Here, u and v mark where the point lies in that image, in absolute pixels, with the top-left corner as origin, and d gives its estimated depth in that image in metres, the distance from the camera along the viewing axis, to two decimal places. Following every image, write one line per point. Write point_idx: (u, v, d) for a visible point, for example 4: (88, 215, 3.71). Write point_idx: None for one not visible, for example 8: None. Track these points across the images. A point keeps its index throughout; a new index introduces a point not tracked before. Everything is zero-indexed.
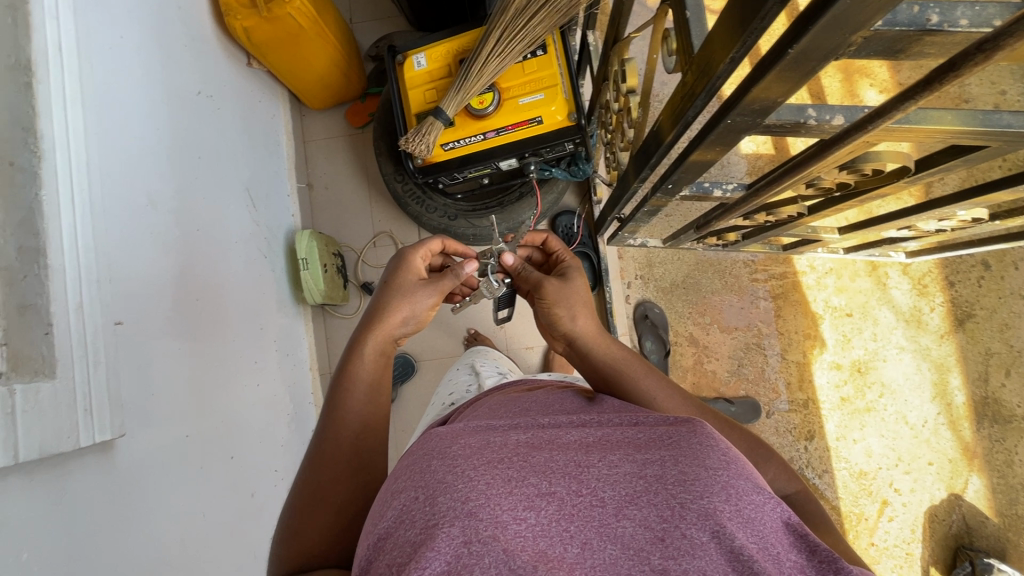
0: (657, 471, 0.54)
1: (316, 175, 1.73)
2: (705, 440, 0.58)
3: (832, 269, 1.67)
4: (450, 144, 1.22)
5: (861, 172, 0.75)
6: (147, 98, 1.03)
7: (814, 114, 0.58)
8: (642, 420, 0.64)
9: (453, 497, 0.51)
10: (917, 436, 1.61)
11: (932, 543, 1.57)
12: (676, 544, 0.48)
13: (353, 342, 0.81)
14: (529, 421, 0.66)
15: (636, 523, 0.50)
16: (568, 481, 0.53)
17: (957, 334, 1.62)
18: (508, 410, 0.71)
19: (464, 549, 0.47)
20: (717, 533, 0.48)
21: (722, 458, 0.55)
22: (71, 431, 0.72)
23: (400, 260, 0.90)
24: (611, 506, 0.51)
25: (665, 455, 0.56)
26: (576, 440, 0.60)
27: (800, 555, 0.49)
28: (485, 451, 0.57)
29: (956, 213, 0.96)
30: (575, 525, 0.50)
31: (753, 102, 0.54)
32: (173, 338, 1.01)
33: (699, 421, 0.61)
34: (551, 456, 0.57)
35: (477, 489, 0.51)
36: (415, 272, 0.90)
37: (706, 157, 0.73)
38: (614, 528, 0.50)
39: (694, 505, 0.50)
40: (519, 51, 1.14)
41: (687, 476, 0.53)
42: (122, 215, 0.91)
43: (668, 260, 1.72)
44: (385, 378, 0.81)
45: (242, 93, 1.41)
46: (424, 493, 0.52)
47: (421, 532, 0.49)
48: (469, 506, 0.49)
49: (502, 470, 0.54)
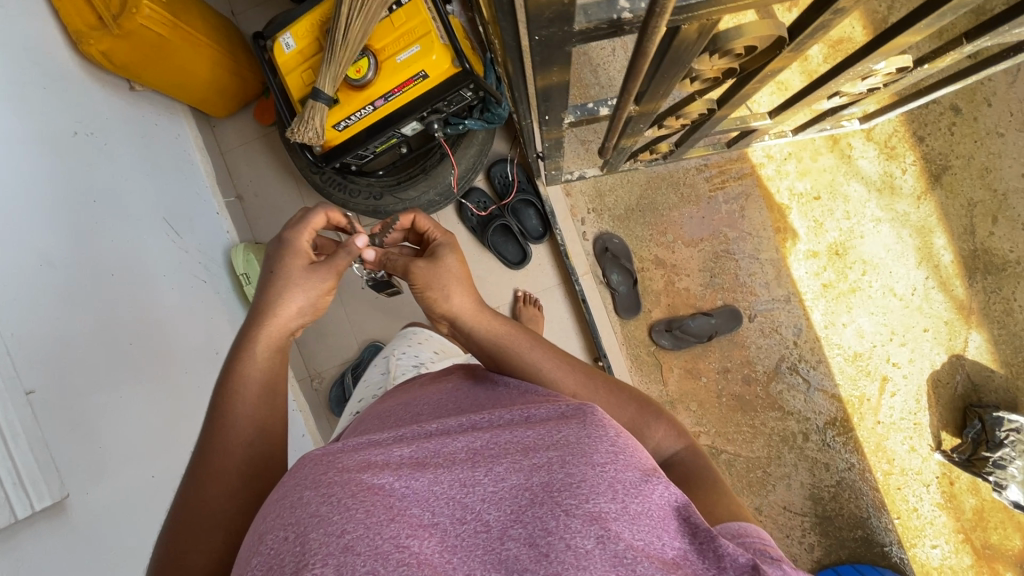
0: (544, 477, 0.47)
1: (243, 185, 1.67)
2: (596, 430, 0.52)
3: (791, 154, 1.56)
4: (341, 122, 1.15)
5: (734, 53, 0.67)
6: (10, 154, 0.99)
7: (625, 5, 0.50)
8: (534, 414, 0.57)
9: (326, 531, 0.41)
10: (908, 306, 1.54)
11: (939, 409, 1.53)
12: (560, 558, 0.41)
13: (242, 341, 0.79)
14: (415, 431, 0.57)
15: (520, 543, 0.43)
16: (450, 508, 0.46)
17: (935, 191, 1.51)
18: (397, 421, 0.65)
19: None
20: (602, 539, 0.42)
21: (611, 450, 0.49)
22: (2, 506, 0.73)
23: (283, 245, 0.84)
24: (496, 530, 0.44)
25: (552, 456, 0.49)
26: (463, 448, 0.52)
27: (683, 539, 0.46)
28: (368, 470, 0.48)
29: (877, 67, 0.87)
30: (458, 557, 0.42)
31: (541, 8, 0.47)
32: (111, 387, 1.01)
33: (591, 408, 0.55)
34: (432, 478, 0.48)
35: (355, 519, 0.42)
36: (303, 255, 0.84)
37: (554, 78, 0.65)
38: (498, 553, 0.42)
39: (578, 510, 0.44)
40: (380, 5, 1.06)
41: (573, 479, 0.46)
42: (10, 282, 0.89)
43: (618, 186, 1.61)
44: (280, 379, 0.81)
45: (133, 121, 1.35)
46: (294, 532, 0.42)
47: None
48: (345, 540, 0.40)
49: (386, 494, 0.45)
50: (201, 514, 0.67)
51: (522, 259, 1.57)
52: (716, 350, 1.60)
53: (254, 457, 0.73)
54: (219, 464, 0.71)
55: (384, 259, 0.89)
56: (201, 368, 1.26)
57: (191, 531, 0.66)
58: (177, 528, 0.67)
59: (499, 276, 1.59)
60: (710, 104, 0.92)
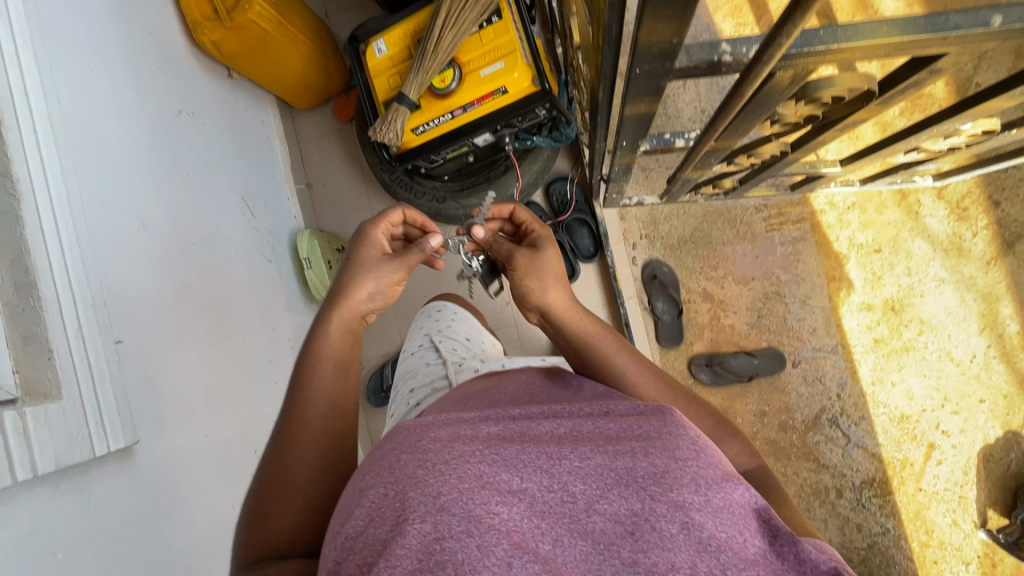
0: (629, 463, 0.51)
1: (314, 175, 1.77)
2: (676, 429, 0.56)
3: (855, 204, 1.54)
4: (420, 127, 1.21)
5: (821, 101, 0.69)
6: (126, 126, 1.09)
7: (728, 49, 0.53)
8: (613, 409, 0.62)
9: (424, 491, 0.46)
10: (965, 373, 1.48)
11: (988, 485, 1.46)
12: (646, 538, 0.46)
13: (320, 321, 0.88)
14: (499, 413, 0.63)
15: (607, 518, 0.47)
16: (539, 476, 0.50)
17: (1006, 259, 1.46)
18: (478, 403, 0.70)
19: (436, 546, 0.43)
20: (687, 525, 0.46)
21: (693, 447, 0.53)
22: (84, 443, 0.80)
23: (361, 237, 0.95)
24: (582, 502, 0.48)
25: (637, 445, 0.53)
26: (547, 432, 0.57)
27: (763, 540, 0.49)
28: (457, 441, 0.53)
29: (961, 128, 0.86)
30: (546, 522, 0.47)
31: (650, 47, 0.50)
32: (183, 348, 1.08)
33: (670, 408, 0.60)
34: (520, 449, 0.52)
35: (449, 483, 0.47)
36: (377, 246, 0.94)
37: (642, 109, 0.68)
38: (585, 524, 0.47)
39: (664, 497, 0.48)
40: (472, 22, 1.11)
41: (658, 468, 0.50)
42: (112, 241, 0.97)
43: (674, 215, 1.63)
44: (353, 358, 0.88)
45: (227, 106, 1.46)
46: (394, 490, 0.48)
47: (392, 529, 0.45)
48: (441, 501, 0.45)
49: (475, 463, 0.50)
50: (286, 478, 0.74)
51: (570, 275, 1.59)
52: (755, 392, 1.58)
53: (330, 429, 0.79)
54: (299, 434, 0.78)
55: (491, 240, 0.97)
56: (260, 341, 1.34)
57: (278, 495, 0.73)
58: (267, 489, 0.74)
59: None
60: (784, 146, 0.92)
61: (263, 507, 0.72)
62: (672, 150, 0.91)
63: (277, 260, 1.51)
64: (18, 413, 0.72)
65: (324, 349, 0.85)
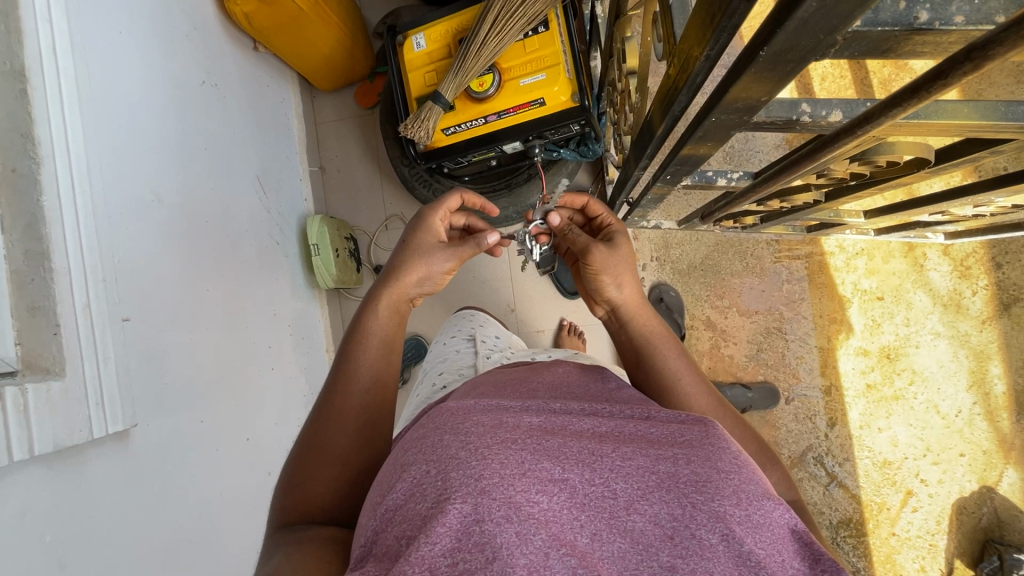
0: (670, 469, 0.53)
1: (328, 158, 1.73)
2: (719, 441, 0.57)
3: (864, 250, 1.56)
4: (451, 128, 1.19)
5: (875, 163, 0.69)
6: (149, 93, 1.04)
7: (809, 109, 0.52)
8: (653, 415, 0.64)
9: (465, 473, 0.50)
10: (949, 426, 1.53)
11: (958, 536, 1.50)
12: (685, 544, 0.48)
13: (370, 297, 0.90)
14: (541, 405, 0.66)
15: (647, 519, 0.49)
16: (580, 469, 0.52)
17: (1001, 320, 1.51)
18: (516, 392, 0.73)
19: (476, 527, 0.46)
20: (727, 537, 0.48)
21: (734, 461, 0.54)
22: (84, 425, 0.77)
23: (419, 220, 0.97)
24: (623, 500, 0.50)
25: (678, 452, 0.55)
26: (589, 428, 0.60)
27: (805, 563, 0.49)
28: (500, 430, 0.57)
29: (993, 199, 0.88)
30: (585, 515, 0.49)
31: (734, 101, 0.49)
32: (187, 328, 1.05)
33: (714, 422, 0.61)
34: (563, 443, 0.55)
35: (490, 468, 0.50)
36: (432, 229, 0.96)
37: (699, 151, 0.68)
38: (624, 521, 0.49)
39: (705, 506, 0.49)
40: (518, 29, 1.09)
41: (699, 476, 0.52)
42: (127, 213, 0.94)
43: (686, 241, 1.64)
44: (397, 337, 0.89)
45: (249, 80, 1.41)
46: (436, 468, 0.52)
47: (432, 505, 0.49)
48: (482, 484, 0.48)
49: (518, 451, 0.53)
50: (327, 449, 0.77)
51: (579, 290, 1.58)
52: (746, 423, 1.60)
53: (369, 407, 0.81)
54: (339, 411, 0.80)
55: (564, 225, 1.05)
56: (263, 322, 1.31)
57: (315, 465, 0.76)
58: (305, 459, 0.77)
59: (553, 301, 1.62)
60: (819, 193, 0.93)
61: (300, 473, 0.76)
62: (711, 188, 0.91)
63: (285, 242, 1.48)
64: (22, 389, 0.69)
65: (371, 324, 0.87)
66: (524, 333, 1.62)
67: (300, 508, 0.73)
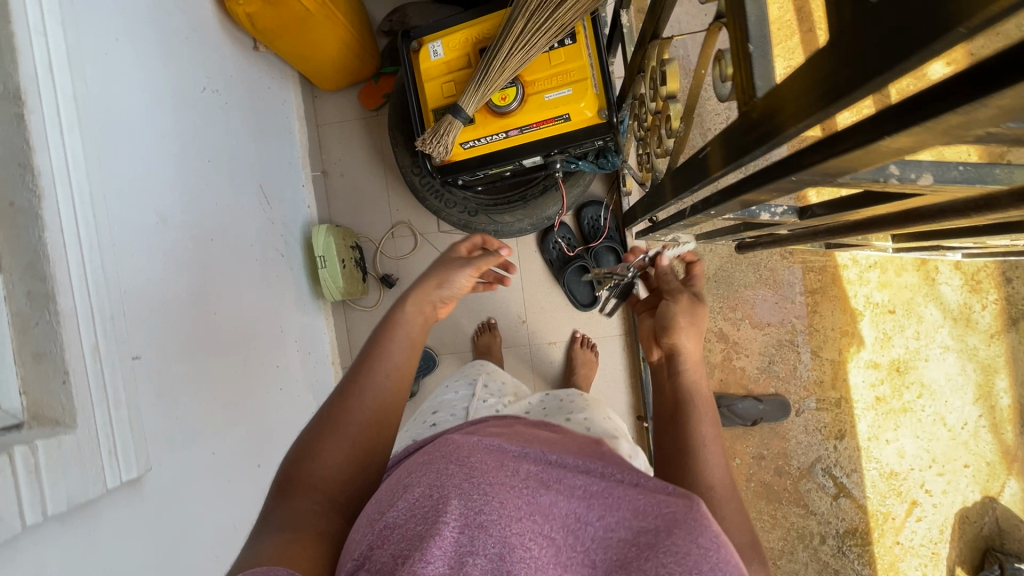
0: (651, 540, 0.54)
1: (331, 161, 1.65)
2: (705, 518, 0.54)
3: (877, 263, 1.56)
4: (470, 142, 1.14)
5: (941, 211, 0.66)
6: (150, 105, 0.97)
7: (896, 172, 0.45)
8: (643, 480, 0.61)
9: (465, 504, 0.54)
10: (954, 438, 1.55)
11: (960, 544, 1.54)
12: None
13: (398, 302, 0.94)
14: (537, 453, 0.66)
15: None
16: (562, 533, 0.55)
17: (1009, 334, 1.53)
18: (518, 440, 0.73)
19: (466, 557, 0.51)
20: None
21: (716, 538, 0.53)
22: (97, 477, 0.72)
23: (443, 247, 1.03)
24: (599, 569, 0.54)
25: (662, 525, 0.54)
26: (581, 485, 0.59)
27: None
28: (499, 471, 0.59)
29: None
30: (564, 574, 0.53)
31: (826, 168, 0.45)
32: (195, 357, 0.99)
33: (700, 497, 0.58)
34: (554, 499, 0.57)
35: (490, 505, 0.54)
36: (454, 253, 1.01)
37: (759, 197, 0.64)
38: None
39: None
40: (545, 42, 1.03)
41: (680, 551, 0.52)
42: (132, 239, 0.88)
43: (700, 252, 1.61)
44: (419, 339, 0.93)
45: (250, 82, 1.33)
46: (437, 494, 0.56)
47: (428, 528, 0.53)
48: (480, 518, 0.53)
49: (512, 495, 0.56)
50: (334, 444, 0.77)
51: (591, 303, 1.54)
52: (757, 435, 1.60)
53: (388, 394, 0.84)
54: (354, 409, 0.81)
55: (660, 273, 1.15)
56: (270, 340, 1.26)
57: (318, 457, 0.76)
58: (309, 449, 0.77)
59: (566, 313, 1.59)
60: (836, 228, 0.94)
61: (300, 463, 0.75)
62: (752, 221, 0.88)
63: (291, 254, 1.42)
64: (32, 447, 0.64)
65: (406, 319, 0.92)
66: (535, 344, 1.59)
67: (295, 495, 0.71)
